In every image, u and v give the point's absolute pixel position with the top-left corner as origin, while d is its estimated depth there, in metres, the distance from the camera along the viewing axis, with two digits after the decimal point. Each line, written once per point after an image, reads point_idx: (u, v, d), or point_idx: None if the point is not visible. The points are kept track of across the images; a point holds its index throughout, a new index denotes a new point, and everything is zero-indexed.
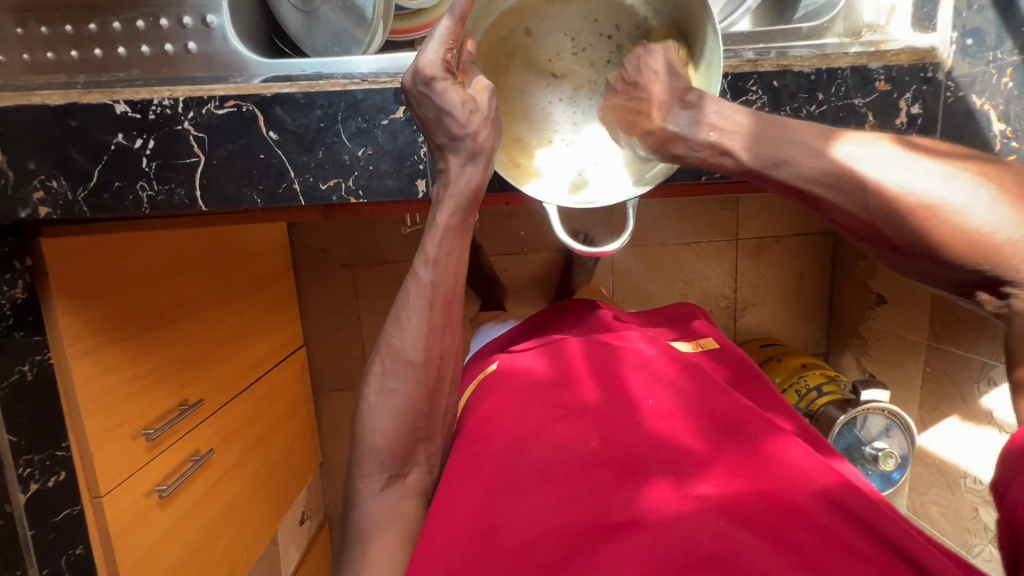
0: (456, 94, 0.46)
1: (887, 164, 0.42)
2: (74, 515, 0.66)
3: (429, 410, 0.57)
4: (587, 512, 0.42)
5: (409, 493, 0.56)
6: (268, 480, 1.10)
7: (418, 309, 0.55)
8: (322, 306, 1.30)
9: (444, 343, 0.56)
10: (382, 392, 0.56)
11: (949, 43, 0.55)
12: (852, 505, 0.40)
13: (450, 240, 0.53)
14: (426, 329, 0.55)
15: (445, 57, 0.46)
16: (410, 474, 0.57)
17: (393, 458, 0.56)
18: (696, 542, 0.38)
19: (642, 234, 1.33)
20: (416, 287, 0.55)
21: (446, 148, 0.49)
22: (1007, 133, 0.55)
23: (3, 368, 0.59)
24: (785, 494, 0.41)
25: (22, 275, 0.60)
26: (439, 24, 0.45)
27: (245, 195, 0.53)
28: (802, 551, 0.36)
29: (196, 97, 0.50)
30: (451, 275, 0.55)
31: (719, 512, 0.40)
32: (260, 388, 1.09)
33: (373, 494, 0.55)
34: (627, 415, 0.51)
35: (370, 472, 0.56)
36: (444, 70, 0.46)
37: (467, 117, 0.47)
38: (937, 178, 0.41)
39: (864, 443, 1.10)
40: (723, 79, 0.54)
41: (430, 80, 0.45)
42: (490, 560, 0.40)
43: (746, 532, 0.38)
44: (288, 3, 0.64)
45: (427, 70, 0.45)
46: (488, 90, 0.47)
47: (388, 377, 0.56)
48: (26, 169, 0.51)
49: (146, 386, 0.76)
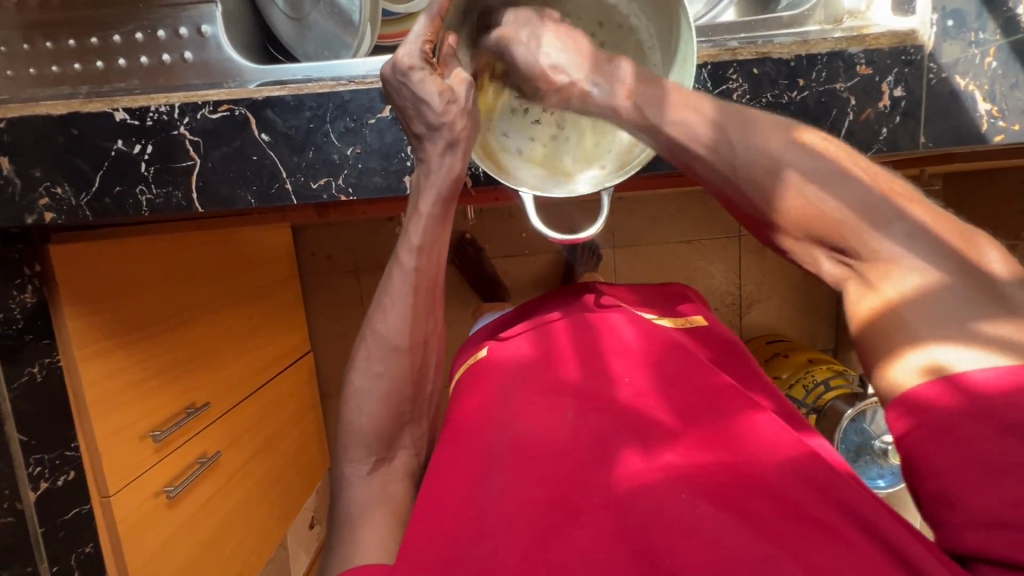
0: (434, 83, 0.47)
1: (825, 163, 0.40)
2: (84, 515, 0.68)
3: (415, 393, 0.58)
4: (565, 492, 0.41)
5: (396, 476, 0.57)
6: (277, 482, 1.12)
7: (402, 295, 0.56)
8: (326, 311, 1.33)
9: (427, 328, 0.58)
10: (366, 376, 0.57)
11: (930, 26, 0.54)
12: (819, 471, 0.40)
13: (435, 228, 0.55)
14: (410, 315, 0.56)
15: (423, 48, 0.47)
16: (395, 457, 0.57)
17: (380, 442, 0.56)
18: (675, 515, 0.37)
19: (642, 233, 1.33)
20: (401, 274, 0.56)
21: (425, 138, 0.50)
22: (993, 113, 0.55)
23: (14, 370, 0.60)
24: (755, 463, 0.41)
25: (31, 280, 0.62)
26: (419, 18, 0.47)
27: (240, 196, 0.54)
28: (772, 520, 0.36)
29: (191, 102, 0.52)
30: (433, 263, 0.56)
31: (690, 486, 0.39)
32: (267, 390, 1.10)
33: (359, 477, 0.55)
34: (607, 394, 0.51)
35: (355, 455, 0.56)
36: (422, 61, 0.47)
37: (445, 107, 0.48)
38: (875, 182, 0.39)
39: (873, 437, 1.08)
40: (703, 68, 0.55)
41: (407, 69, 0.47)
42: (469, 541, 0.40)
43: (715, 505, 0.38)
44: (279, 11, 0.66)
45: (405, 60, 0.47)
46: (466, 82, 0.49)
47: (373, 363, 0.57)
48: (31, 177, 0.54)
49: (151, 390, 0.78)
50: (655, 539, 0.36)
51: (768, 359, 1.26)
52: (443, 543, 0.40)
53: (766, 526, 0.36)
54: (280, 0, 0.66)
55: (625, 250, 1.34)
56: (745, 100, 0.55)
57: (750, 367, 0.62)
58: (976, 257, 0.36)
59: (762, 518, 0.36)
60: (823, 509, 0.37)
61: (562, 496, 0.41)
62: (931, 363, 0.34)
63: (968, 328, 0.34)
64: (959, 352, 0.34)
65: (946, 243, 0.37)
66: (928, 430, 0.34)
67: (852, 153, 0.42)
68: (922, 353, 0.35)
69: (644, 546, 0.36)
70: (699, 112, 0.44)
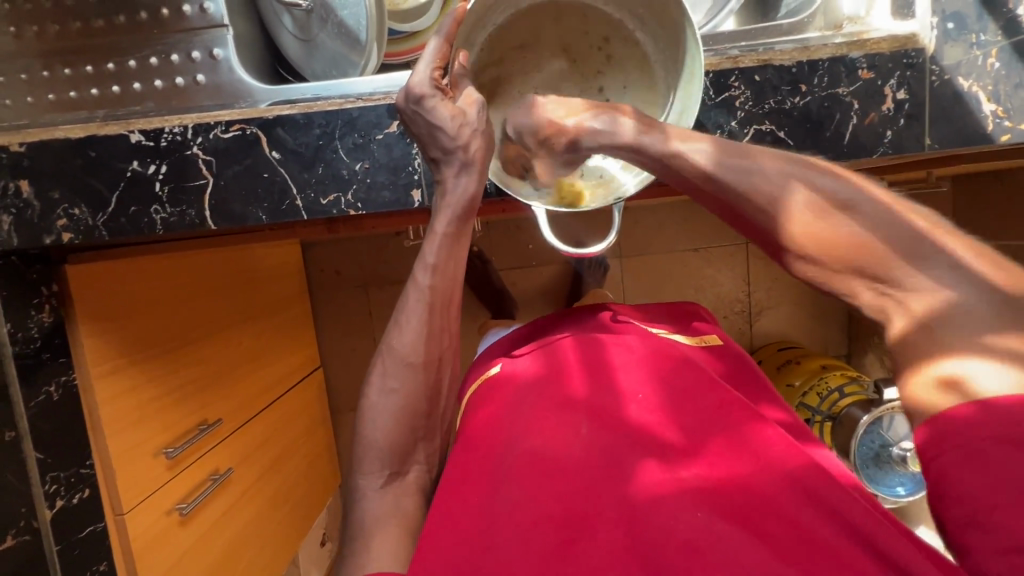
0: (446, 107, 0.49)
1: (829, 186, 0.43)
2: (98, 533, 0.68)
3: (428, 411, 0.58)
4: (579, 507, 0.41)
5: (408, 491, 0.56)
6: (288, 499, 1.11)
7: (416, 312, 0.57)
8: (336, 327, 1.34)
9: (441, 345, 0.58)
10: (377, 391, 0.57)
11: (930, 29, 0.54)
12: (833, 483, 0.39)
13: (449, 249, 0.56)
14: (423, 331, 0.57)
15: (432, 75, 0.49)
16: (409, 471, 0.57)
17: (393, 455, 0.56)
18: (685, 530, 0.37)
19: (649, 242, 1.33)
20: (416, 292, 0.57)
21: (441, 162, 0.51)
22: (998, 113, 0.55)
23: (31, 388, 0.61)
24: (773, 479, 0.40)
25: (48, 300, 0.63)
26: (428, 45, 0.50)
27: (251, 213, 0.55)
28: (790, 548, 0.36)
29: (204, 123, 0.54)
30: (449, 280, 0.57)
31: (706, 505, 0.39)
32: (278, 407, 1.11)
33: (373, 491, 0.55)
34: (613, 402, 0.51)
35: (369, 470, 0.56)
36: (432, 88, 0.49)
37: (458, 129, 0.50)
38: (895, 229, 0.41)
39: (891, 444, 1.08)
40: (705, 76, 0.55)
41: (419, 97, 0.49)
42: (482, 559, 0.39)
43: (733, 527, 0.37)
44: (288, 32, 0.68)
45: (417, 89, 0.49)
46: (477, 103, 0.51)
47: (388, 379, 0.57)
48: (50, 199, 0.55)
49: (164, 407, 0.78)
50: (667, 558, 0.36)
51: (779, 367, 1.24)
52: (455, 556, 0.40)
53: (783, 552, 0.35)
54: (289, 23, 0.67)
55: (632, 259, 1.34)
56: (748, 107, 0.56)
57: (758, 377, 0.61)
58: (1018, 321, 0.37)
59: (781, 545, 0.36)
60: (836, 536, 0.37)
61: (571, 508, 0.41)
62: (963, 376, 0.37)
63: (982, 341, 0.37)
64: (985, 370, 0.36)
65: (964, 270, 0.39)
66: (956, 452, 0.36)
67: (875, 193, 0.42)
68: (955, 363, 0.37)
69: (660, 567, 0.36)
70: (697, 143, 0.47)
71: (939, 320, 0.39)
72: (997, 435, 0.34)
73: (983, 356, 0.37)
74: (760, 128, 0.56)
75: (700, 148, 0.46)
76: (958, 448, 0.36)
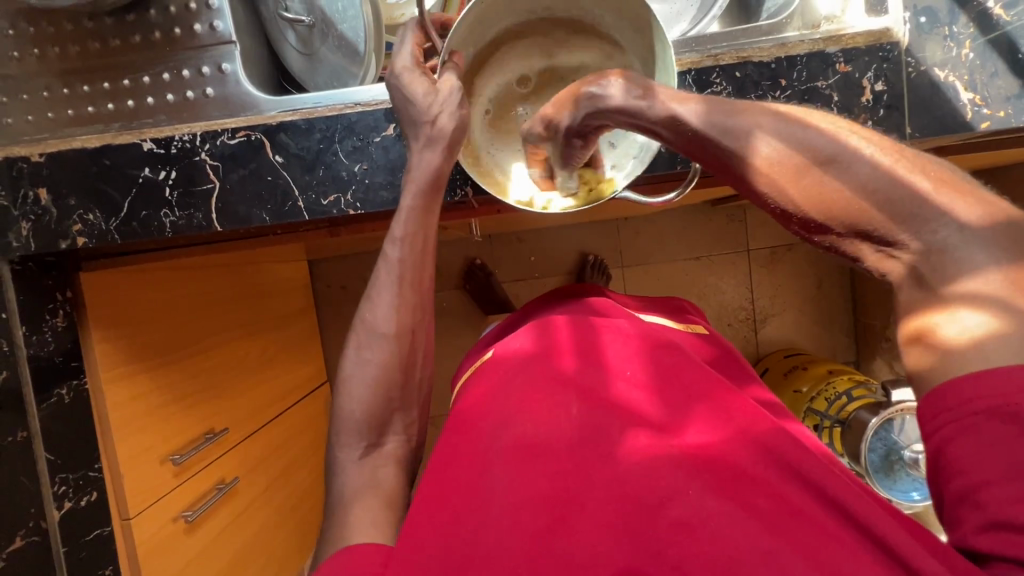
0: (417, 84, 0.53)
1: (846, 152, 0.36)
2: (104, 537, 0.68)
3: (404, 379, 0.59)
4: (567, 484, 0.41)
5: (386, 461, 0.57)
6: (294, 513, 1.11)
7: (387, 285, 0.59)
8: (343, 341, 1.37)
9: (414, 319, 0.59)
10: (356, 364, 0.58)
11: (903, 23, 0.56)
12: (808, 454, 0.40)
13: (418, 221, 0.56)
14: (396, 304, 0.58)
15: (414, 54, 0.55)
16: (385, 443, 0.58)
17: (370, 427, 0.57)
18: (672, 509, 0.37)
19: (651, 252, 1.35)
20: (386, 264, 0.58)
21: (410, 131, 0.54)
22: (976, 101, 0.56)
23: (43, 391, 0.63)
24: (760, 453, 0.40)
25: (62, 306, 0.65)
26: (402, 35, 0.56)
27: (255, 214, 0.58)
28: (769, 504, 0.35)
29: (211, 130, 0.57)
30: (416, 252, 0.58)
31: (692, 475, 0.39)
32: (285, 420, 1.11)
33: (352, 462, 0.56)
34: (605, 384, 0.51)
35: (348, 441, 0.57)
36: (411, 64, 0.54)
37: (422, 104, 0.53)
38: (900, 189, 0.34)
39: (902, 447, 1.01)
40: (687, 75, 0.58)
41: (399, 70, 0.54)
42: (470, 536, 0.40)
43: (719, 500, 0.37)
44: (291, 47, 0.72)
45: (399, 65, 0.54)
46: (455, 90, 0.53)
47: (362, 350, 0.58)
48: (67, 205, 0.58)
49: (172, 415, 0.80)
50: (655, 540, 0.36)
51: (787, 373, 1.24)
52: (444, 535, 0.41)
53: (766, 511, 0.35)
54: (291, 37, 0.72)
55: (634, 269, 1.35)
56: (730, 102, 0.58)
57: (746, 367, 0.62)
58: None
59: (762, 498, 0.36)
60: (812, 504, 0.36)
61: (561, 488, 0.41)
62: (956, 330, 0.32)
63: (979, 279, 0.32)
64: (968, 315, 0.32)
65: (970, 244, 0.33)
66: (951, 426, 0.32)
67: (879, 151, 0.36)
68: (952, 315, 0.33)
69: (645, 543, 0.36)
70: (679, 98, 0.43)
71: (939, 271, 0.33)
72: (992, 405, 0.30)
73: (983, 293, 0.32)
74: None
75: (691, 106, 0.42)
76: (952, 423, 0.32)
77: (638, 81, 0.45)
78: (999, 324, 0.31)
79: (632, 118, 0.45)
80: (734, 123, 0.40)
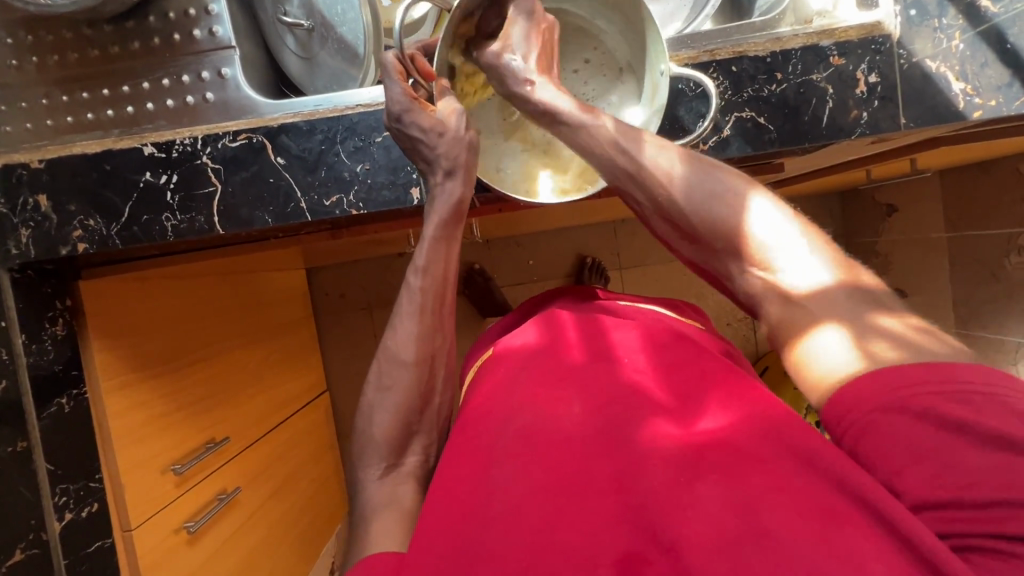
0: (425, 118, 0.52)
1: (765, 207, 0.44)
2: (105, 549, 0.67)
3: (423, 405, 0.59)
4: (572, 473, 0.40)
5: (405, 478, 0.56)
6: (295, 526, 1.09)
7: (409, 315, 0.59)
8: (342, 350, 1.36)
9: (434, 344, 0.59)
10: (377, 391, 0.59)
11: (893, 16, 0.58)
12: None
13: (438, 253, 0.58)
14: (416, 331, 0.59)
15: (405, 90, 0.53)
16: (404, 462, 0.57)
17: (390, 443, 0.57)
18: (681, 495, 0.37)
19: (648, 253, 1.36)
20: (408, 294, 0.59)
21: (427, 172, 0.55)
22: (968, 91, 0.57)
23: (43, 400, 0.62)
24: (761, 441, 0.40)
25: (62, 314, 0.64)
26: (386, 61, 0.53)
27: (258, 216, 0.58)
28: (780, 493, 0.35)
29: (213, 133, 0.57)
30: (439, 280, 0.59)
31: (694, 466, 0.38)
32: (285, 429, 1.10)
33: (372, 482, 0.55)
34: (606, 374, 0.50)
35: (369, 462, 0.57)
36: (409, 103, 0.52)
37: (436, 139, 0.52)
38: (792, 244, 0.42)
39: None
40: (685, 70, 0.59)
41: (398, 115, 0.53)
42: (478, 527, 0.39)
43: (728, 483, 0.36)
44: (290, 52, 0.73)
45: (396, 107, 0.53)
46: (459, 113, 0.53)
47: (383, 377, 0.59)
48: (67, 211, 0.58)
49: (173, 422, 0.79)
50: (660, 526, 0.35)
51: None
52: (453, 531, 0.40)
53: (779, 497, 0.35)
54: (291, 42, 0.72)
55: (632, 270, 1.36)
56: (727, 96, 0.59)
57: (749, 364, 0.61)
58: (889, 319, 0.38)
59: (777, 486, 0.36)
60: None
61: (567, 477, 0.40)
62: (846, 348, 0.37)
63: (865, 317, 0.38)
64: (852, 333, 0.38)
65: (850, 292, 0.39)
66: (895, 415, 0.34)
67: (785, 216, 0.44)
68: (844, 332, 0.38)
69: (650, 529, 0.36)
70: (670, 163, 0.48)
71: (816, 305, 0.40)
72: (899, 399, 0.33)
73: (866, 321, 0.38)
74: (741, 115, 0.59)
75: (673, 159, 0.48)
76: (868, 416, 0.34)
77: (627, 130, 0.50)
78: (896, 338, 0.37)
79: (621, 151, 0.50)
80: (700, 178, 0.47)
